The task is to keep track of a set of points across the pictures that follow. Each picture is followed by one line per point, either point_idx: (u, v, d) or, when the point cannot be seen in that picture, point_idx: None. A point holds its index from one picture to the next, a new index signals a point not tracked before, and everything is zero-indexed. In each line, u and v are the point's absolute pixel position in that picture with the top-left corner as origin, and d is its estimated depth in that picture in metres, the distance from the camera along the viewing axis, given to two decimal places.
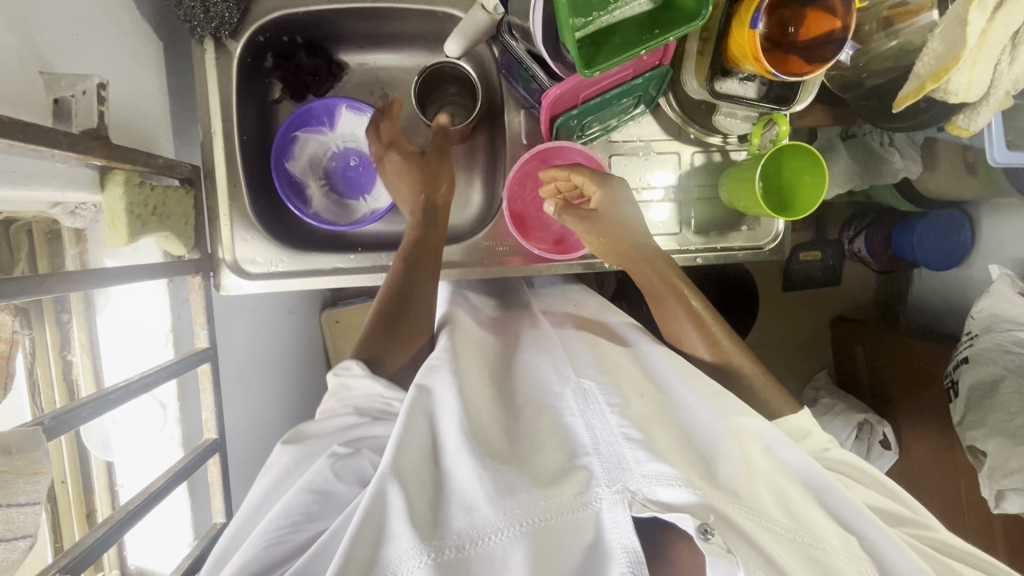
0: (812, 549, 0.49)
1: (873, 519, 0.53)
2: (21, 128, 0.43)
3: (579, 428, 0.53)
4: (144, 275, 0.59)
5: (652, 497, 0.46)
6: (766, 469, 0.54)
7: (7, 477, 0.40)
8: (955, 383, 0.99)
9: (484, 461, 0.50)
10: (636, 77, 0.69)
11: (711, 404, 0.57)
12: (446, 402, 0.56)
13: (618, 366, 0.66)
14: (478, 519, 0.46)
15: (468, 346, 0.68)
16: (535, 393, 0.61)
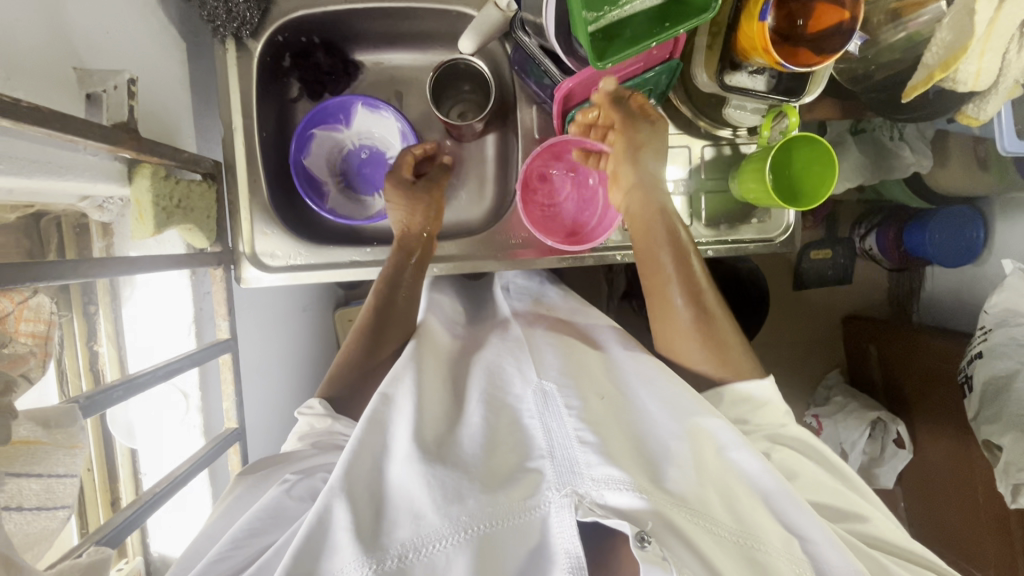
0: (753, 551, 0.51)
1: (820, 522, 0.53)
2: (59, 118, 0.45)
3: (537, 432, 0.57)
4: (169, 265, 0.61)
5: (599, 501, 0.49)
6: (715, 470, 0.56)
7: (47, 449, 0.40)
8: (970, 377, 0.99)
9: (435, 466, 0.52)
10: (647, 70, 0.70)
11: (669, 407, 0.60)
12: (407, 411, 0.61)
13: (581, 366, 0.68)
14: (425, 526, 0.49)
15: (432, 356, 0.72)
16: (497, 395, 0.63)
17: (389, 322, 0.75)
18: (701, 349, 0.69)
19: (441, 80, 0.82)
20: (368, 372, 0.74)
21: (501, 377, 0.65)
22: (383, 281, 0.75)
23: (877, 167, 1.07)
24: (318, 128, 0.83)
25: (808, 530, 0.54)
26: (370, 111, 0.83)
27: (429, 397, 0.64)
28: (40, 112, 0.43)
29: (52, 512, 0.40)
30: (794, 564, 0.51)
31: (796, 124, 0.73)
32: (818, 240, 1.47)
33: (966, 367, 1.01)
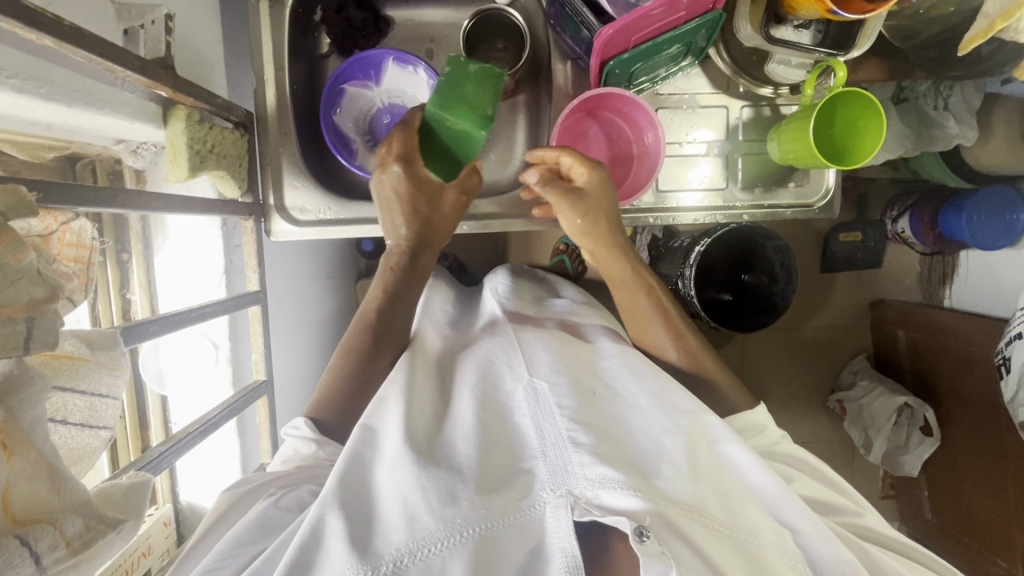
0: (745, 544, 0.51)
1: (804, 512, 0.54)
2: (100, 43, 0.45)
3: (529, 430, 0.56)
4: (203, 208, 0.60)
5: (596, 501, 0.49)
6: (707, 469, 0.56)
7: (88, 368, 0.40)
8: (1007, 359, 0.97)
9: (427, 468, 0.52)
10: (689, 21, 0.68)
11: (661, 404, 0.58)
12: (392, 419, 0.58)
13: (577, 362, 0.66)
14: (420, 529, 0.48)
15: (424, 360, 0.70)
16: (486, 387, 0.61)
17: (387, 333, 0.68)
18: (684, 362, 0.69)
19: (477, 30, 0.80)
20: (363, 387, 0.67)
21: (490, 371, 0.63)
22: (385, 294, 0.69)
23: (918, 141, 1.02)
24: (348, 84, 0.82)
25: (796, 522, 0.55)
26: (400, 66, 0.82)
27: (422, 398, 0.63)
28: (83, 34, 0.43)
29: (95, 430, 0.39)
30: (785, 557, 0.53)
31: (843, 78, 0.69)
32: (849, 222, 1.42)
33: (1002, 349, 0.99)
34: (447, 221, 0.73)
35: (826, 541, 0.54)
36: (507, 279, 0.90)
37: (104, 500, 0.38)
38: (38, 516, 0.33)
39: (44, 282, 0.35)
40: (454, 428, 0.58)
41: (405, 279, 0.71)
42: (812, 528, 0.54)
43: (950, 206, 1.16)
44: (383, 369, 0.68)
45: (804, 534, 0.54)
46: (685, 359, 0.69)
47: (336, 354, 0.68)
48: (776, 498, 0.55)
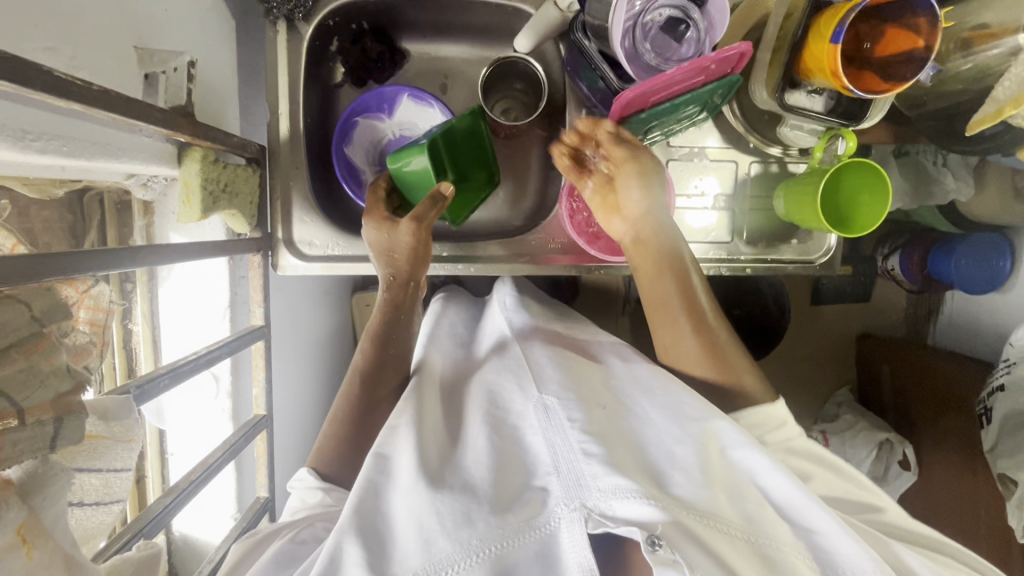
0: (764, 548, 0.52)
1: (823, 509, 0.54)
2: (126, 102, 0.44)
3: (540, 446, 0.57)
4: (213, 253, 0.60)
5: (609, 513, 0.49)
6: (721, 477, 0.56)
7: (107, 443, 0.42)
8: (989, 410, 0.99)
9: (441, 491, 0.54)
10: (706, 84, 0.68)
11: (672, 415, 0.59)
12: (405, 448, 0.60)
13: (585, 377, 0.67)
14: (436, 552, 0.50)
15: (430, 389, 0.72)
16: (497, 412, 0.63)
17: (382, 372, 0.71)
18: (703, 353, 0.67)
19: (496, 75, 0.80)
20: (365, 420, 0.70)
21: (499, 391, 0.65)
22: (374, 335, 0.72)
23: (915, 194, 1.05)
24: (361, 117, 0.82)
25: (818, 523, 0.54)
26: (416, 102, 0.81)
27: (428, 425, 0.64)
28: (110, 95, 0.43)
29: (109, 506, 0.43)
30: (804, 559, 0.53)
31: (852, 147, 0.71)
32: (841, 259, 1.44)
33: (984, 399, 1.01)
34: (411, 256, 0.72)
35: (848, 540, 0.52)
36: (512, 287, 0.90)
37: None
38: None
39: (70, 376, 0.38)
40: (468, 452, 0.60)
41: (388, 324, 0.73)
42: (832, 527, 0.53)
43: (937, 252, 1.15)
44: (387, 402, 0.72)
45: (825, 535, 0.54)
46: (703, 349, 0.67)
47: (337, 402, 0.71)
48: (791, 501, 0.55)
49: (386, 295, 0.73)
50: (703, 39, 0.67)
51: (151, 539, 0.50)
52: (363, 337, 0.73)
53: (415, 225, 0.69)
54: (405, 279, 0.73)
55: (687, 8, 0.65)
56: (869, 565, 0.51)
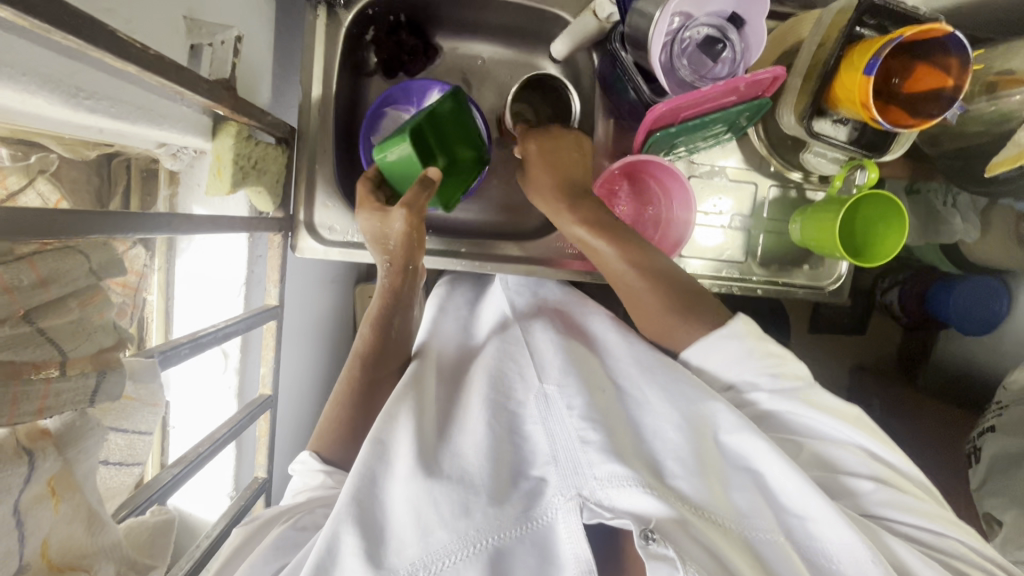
0: (751, 538, 0.53)
1: (817, 496, 0.53)
2: (176, 70, 0.45)
3: (540, 436, 0.59)
4: (239, 227, 0.60)
5: (605, 502, 0.52)
6: (716, 467, 0.56)
7: (133, 405, 0.41)
8: (978, 449, 1.00)
9: (440, 481, 0.55)
10: (736, 105, 0.69)
11: (671, 396, 0.60)
12: (405, 439, 0.60)
13: (584, 362, 0.68)
14: (434, 543, 0.51)
15: (432, 372, 0.73)
16: (498, 398, 0.64)
17: (387, 353, 0.72)
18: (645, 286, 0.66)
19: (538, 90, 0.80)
20: (370, 406, 0.70)
21: (503, 376, 0.67)
22: (376, 319, 0.72)
23: (923, 231, 0.96)
24: (391, 107, 0.81)
25: (808, 510, 0.53)
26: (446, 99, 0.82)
27: (429, 412, 0.66)
28: (162, 61, 0.43)
29: (130, 468, 0.42)
30: (791, 549, 0.53)
31: (875, 178, 0.73)
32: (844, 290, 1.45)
33: (975, 439, 1.02)
34: (407, 242, 0.70)
35: (844, 530, 0.52)
36: None
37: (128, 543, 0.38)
38: (73, 560, 0.35)
39: (114, 332, 0.39)
40: (467, 440, 0.61)
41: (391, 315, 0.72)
42: (829, 517, 0.52)
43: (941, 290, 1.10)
44: (388, 381, 0.72)
45: (818, 524, 0.53)
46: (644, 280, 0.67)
47: (337, 387, 0.71)
48: (785, 487, 0.55)
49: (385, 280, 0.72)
50: (738, 59, 0.68)
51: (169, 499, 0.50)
52: (364, 322, 0.73)
53: (406, 211, 0.68)
54: (404, 262, 0.71)
55: (724, 29, 0.67)
56: (864, 554, 0.51)
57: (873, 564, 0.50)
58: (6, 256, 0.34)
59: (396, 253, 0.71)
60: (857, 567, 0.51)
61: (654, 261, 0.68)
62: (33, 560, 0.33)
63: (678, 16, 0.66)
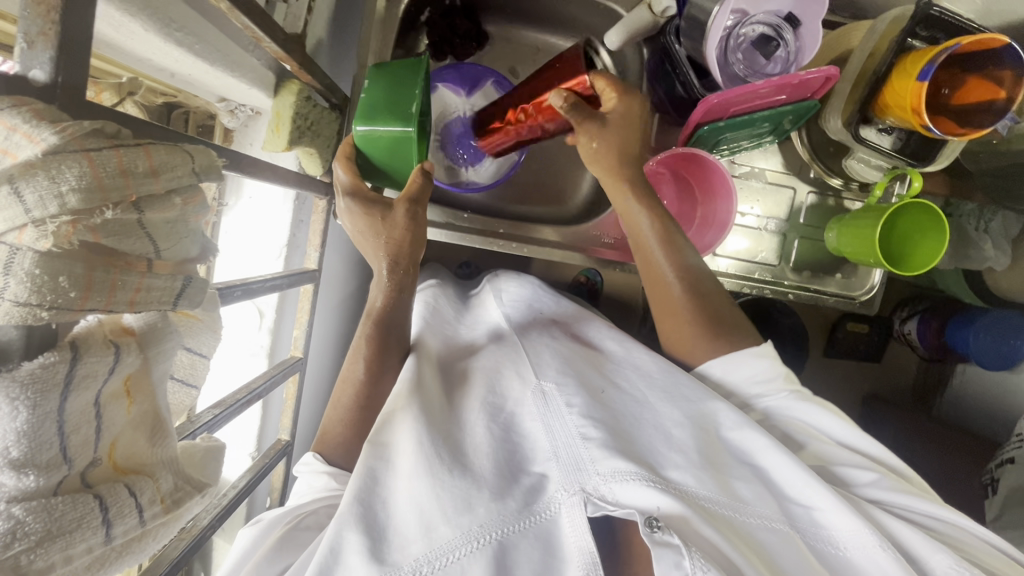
0: (757, 532, 0.49)
1: (822, 489, 0.51)
2: (259, 13, 0.46)
3: (539, 432, 0.56)
4: (292, 182, 0.61)
5: (609, 496, 0.48)
6: (720, 461, 0.54)
7: (196, 327, 0.40)
8: (995, 481, 0.96)
9: (443, 479, 0.51)
10: (786, 104, 0.70)
11: (672, 399, 0.59)
12: (404, 438, 0.57)
13: (586, 363, 0.66)
14: (437, 538, 0.47)
15: (430, 368, 0.69)
16: (496, 399, 0.61)
17: (388, 345, 0.66)
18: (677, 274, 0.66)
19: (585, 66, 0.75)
20: (372, 404, 0.65)
21: (502, 381, 0.63)
22: (376, 320, 0.67)
23: (952, 257, 0.94)
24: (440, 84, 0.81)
25: (812, 498, 0.51)
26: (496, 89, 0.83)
27: (432, 406, 0.62)
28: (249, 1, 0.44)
29: (190, 389, 0.41)
30: (811, 556, 0.49)
31: (917, 188, 0.73)
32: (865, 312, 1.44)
33: (991, 470, 0.99)
34: (411, 239, 0.68)
35: (848, 517, 0.50)
36: (516, 283, 0.82)
37: (175, 469, 0.38)
38: (136, 466, 0.36)
39: (199, 242, 0.37)
40: (467, 438, 0.58)
41: (394, 311, 0.67)
42: (834, 504, 0.50)
43: (956, 324, 1.03)
44: (393, 369, 0.67)
45: (826, 512, 0.51)
46: (677, 267, 0.66)
47: (337, 388, 0.66)
48: (790, 481, 0.53)
49: (388, 277, 0.67)
50: (791, 60, 0.69)
51: (210, 433, 0.52)
52: (361, 326, 0.67)
53: (411, 207, 0.67)
54: (409, 260, 0.68)
55: (780, 29, 0.68)
56: (869, 538, 0.49)
57: (880, 549, 0.48)
58: (107, 138, 0.31)
59: (401, 249, 0.67)
60: (863, 550, 0.49)
61: (690, 270, 0.66)
62: (102, 457, 0.33)
63: (734, 14, 0.67)
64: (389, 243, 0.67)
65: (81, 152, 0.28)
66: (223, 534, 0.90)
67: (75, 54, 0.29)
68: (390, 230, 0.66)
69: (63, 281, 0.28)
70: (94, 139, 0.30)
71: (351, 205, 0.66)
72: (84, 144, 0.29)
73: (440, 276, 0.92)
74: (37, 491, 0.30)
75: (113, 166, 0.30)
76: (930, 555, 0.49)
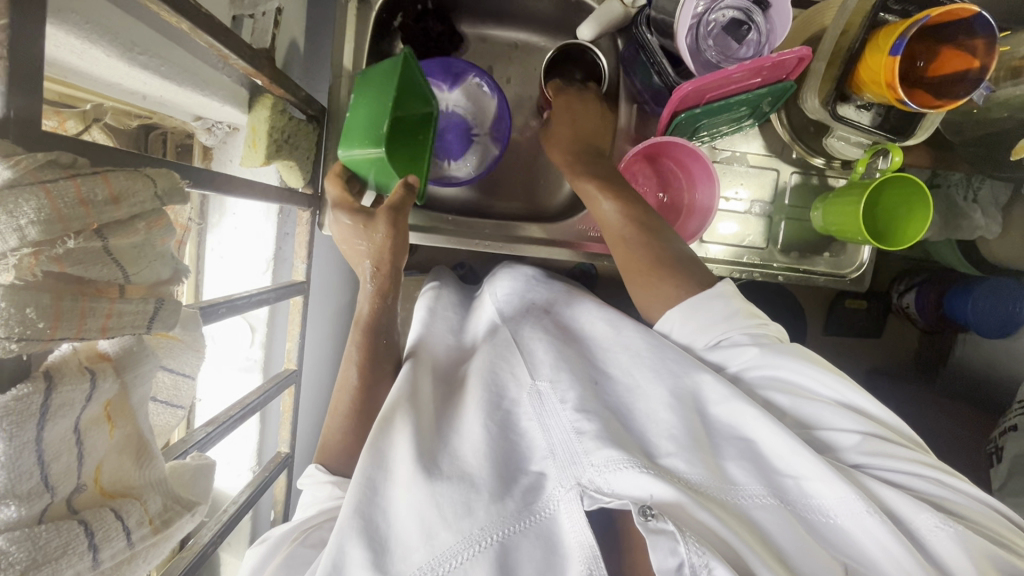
0: (746, 511, 0.49)
1: (806, 459, 0.49)
2: (224, 33, 0.46)
3: (536, 431, 0.56)
4: (274, 196, 0.61)
5: (605, 487, 0.49)
6: (707, 442, 0.54)
7: (177, 347, 0.40)
8: (999, 450, 0.95)
9: (440, 484, 0.52)
10: (762, 87, 0.69)
11: (657, 376, 0.58)
12: (401, 443, 0.57)
13: (577, 355, 0.66)
14: (439, 544, 0.48)
15: (426, 372, 0.69)
16: (492, 394, 0.61)
17: (378, 352, 0.66)
18: (631, 229, 0.66)
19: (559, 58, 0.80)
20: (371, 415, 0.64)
21: (490, 377, 0.63)
22: (364, 325, 0.66)
23: (943, 229, 0.93)
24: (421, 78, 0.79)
25: (795, 469, 0.50)
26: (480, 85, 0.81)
27: (426, 414, 0.62)
28: (213, 21, 0.44)
29: (174, 409, 0.42)
30: (800, 526, 0.49)
31: (897, 162, 0.73)
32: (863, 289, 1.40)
33: (995, 439, 0.98)
34: (394, 245, 0.66)
35: (836, 487, 0.48)
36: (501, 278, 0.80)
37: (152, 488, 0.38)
38: (123, 490, 0.36)
39: (171, 264, 0.38)
40: (462, 438, 0.58)
41: (378, 318, 0.67)
42: (821, 473, 0.49)
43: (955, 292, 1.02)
44: (387, 377, 0.67)
45: (812, 481, 0.50)
46: (631, 226, 0.67)
47: (332, 408, 0.65)
48: (776, 452, 0.51)
49: (372, 282, 0.66)
50: (763, 42, 0.69)
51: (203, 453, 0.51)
52: (350, 343, 0.66)
53: (392, 216, 0.64)
54: (391, 268, 0.66)
55: (750, 11, 0.68)
56: (857, 505, 0.48)
57: (869, 515, 0.47)
58: (63, 169, 0.31)
59: (383, 254, 0.66)
60: (853, 519, 0.48)
61: (664, 243, 0.66)
62: (86, 483, 0.34)
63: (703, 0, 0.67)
64: (371, 247, 0.65)
65: (36, 185, 0.29)
66: (230, 551, 0.90)
67: (30, 86, 0.29)
68: (372, 235, 0.64)
69: (31, 313, 0.29)
70: (49, 170, 0.30)
71: (338, 217, 0.66)
72: (39, 176, 0.29)
73: (442, 278, 0.91)
74: (20, 521, 0.30)
75: (71, 195, 0.30)
76: (914, 515, 0.49)
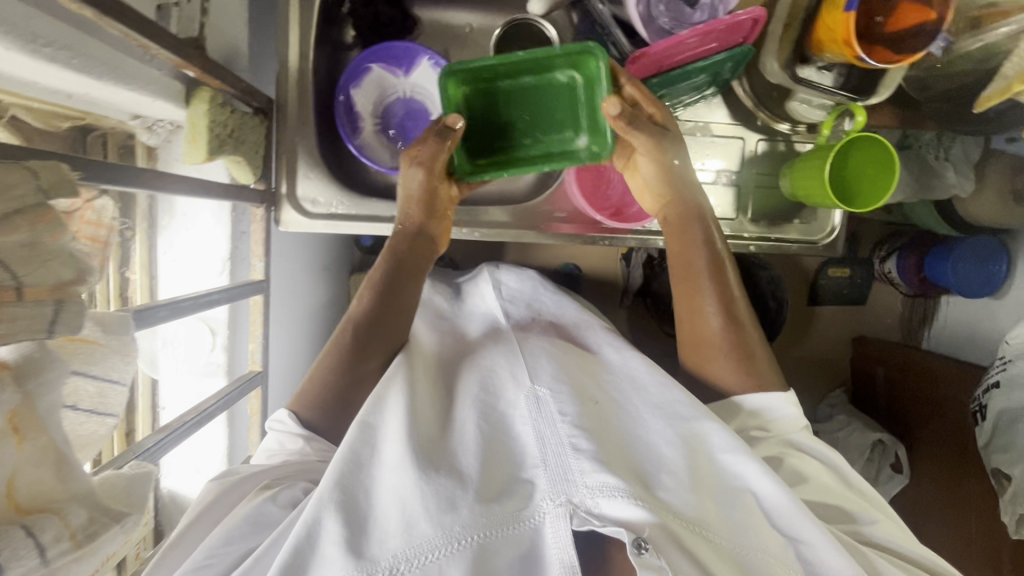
0: (736, 557, 0.50)
1: (810, 525, 0.52)
2: (138, 21, 0.44)
3: (530, 438, 0.53)
4: (217, 192, 0.59)
5: (595, 510, 0.47)
6: (708, 483, 0.53)
7: (100, 351, 0.40)
8: (983, 407, 0.89)
9: (429, 473, 0.50)
10: (719, 52, 0.67)
11: (664, 413, 0.56)
12: (392, 429, 0.55)
13: (582, 371, 0.63)
14: (418, 535, 0.46)
15: (420, 365, 0.65)
16: (487, 397, 0.58)
17: (380, 320, 0.64)
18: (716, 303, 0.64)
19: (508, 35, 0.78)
20: (349, 395, 0.62)
21: (489, 381, 0.60)
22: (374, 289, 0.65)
23: (916, 190, 0.91)
24: (373, 65, 0.76)
25: (806, 536, 0.52)
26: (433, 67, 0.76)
27: (422, 398, 0.60)
28: (124, 8, 0.42)
29: (102, 418, 0.40)
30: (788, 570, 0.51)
31: (861, 122, 0.71)
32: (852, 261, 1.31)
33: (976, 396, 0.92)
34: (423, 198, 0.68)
35: (837, 557, 0.51)
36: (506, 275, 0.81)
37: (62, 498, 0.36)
38: (42, 506, 0.36)
39: (74, 264, 0.36)
40: (455, 437, 0.56)
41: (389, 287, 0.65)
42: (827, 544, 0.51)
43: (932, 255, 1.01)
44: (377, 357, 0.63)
45: (814, 549, 0.52)
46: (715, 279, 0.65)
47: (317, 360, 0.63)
48: (780, 511, 0.53)
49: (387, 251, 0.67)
50: (716, 3, 0.68)
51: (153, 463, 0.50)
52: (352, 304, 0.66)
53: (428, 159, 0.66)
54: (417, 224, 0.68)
55: None
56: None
57: None
58: None
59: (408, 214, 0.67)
60: None
61: (742, 310, 0.65)
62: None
63: None
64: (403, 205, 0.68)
65: None
66: None
67: None
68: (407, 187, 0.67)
69: None
70: None
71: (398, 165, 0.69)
72: None
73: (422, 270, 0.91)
74: None
75: None
76: None
